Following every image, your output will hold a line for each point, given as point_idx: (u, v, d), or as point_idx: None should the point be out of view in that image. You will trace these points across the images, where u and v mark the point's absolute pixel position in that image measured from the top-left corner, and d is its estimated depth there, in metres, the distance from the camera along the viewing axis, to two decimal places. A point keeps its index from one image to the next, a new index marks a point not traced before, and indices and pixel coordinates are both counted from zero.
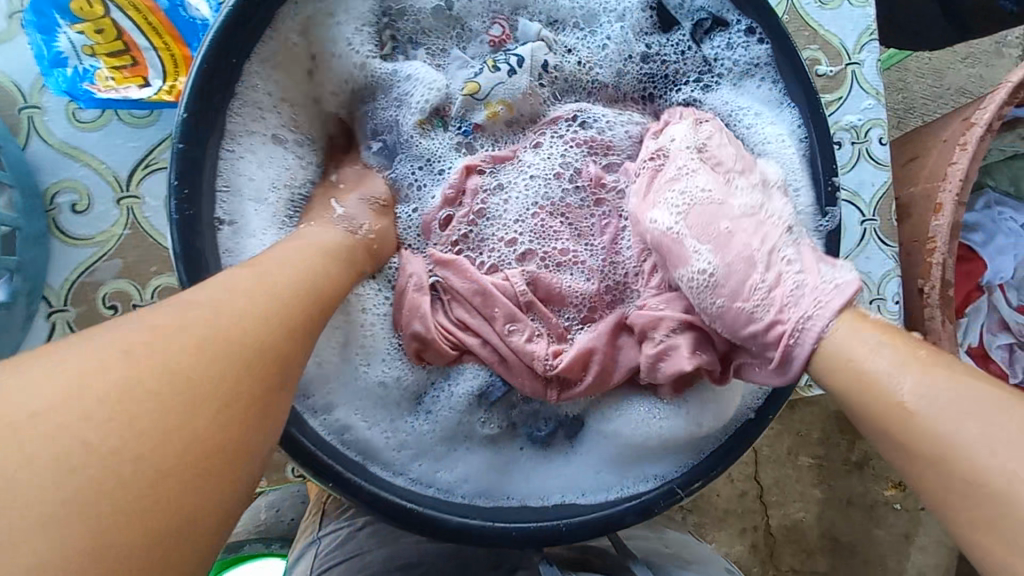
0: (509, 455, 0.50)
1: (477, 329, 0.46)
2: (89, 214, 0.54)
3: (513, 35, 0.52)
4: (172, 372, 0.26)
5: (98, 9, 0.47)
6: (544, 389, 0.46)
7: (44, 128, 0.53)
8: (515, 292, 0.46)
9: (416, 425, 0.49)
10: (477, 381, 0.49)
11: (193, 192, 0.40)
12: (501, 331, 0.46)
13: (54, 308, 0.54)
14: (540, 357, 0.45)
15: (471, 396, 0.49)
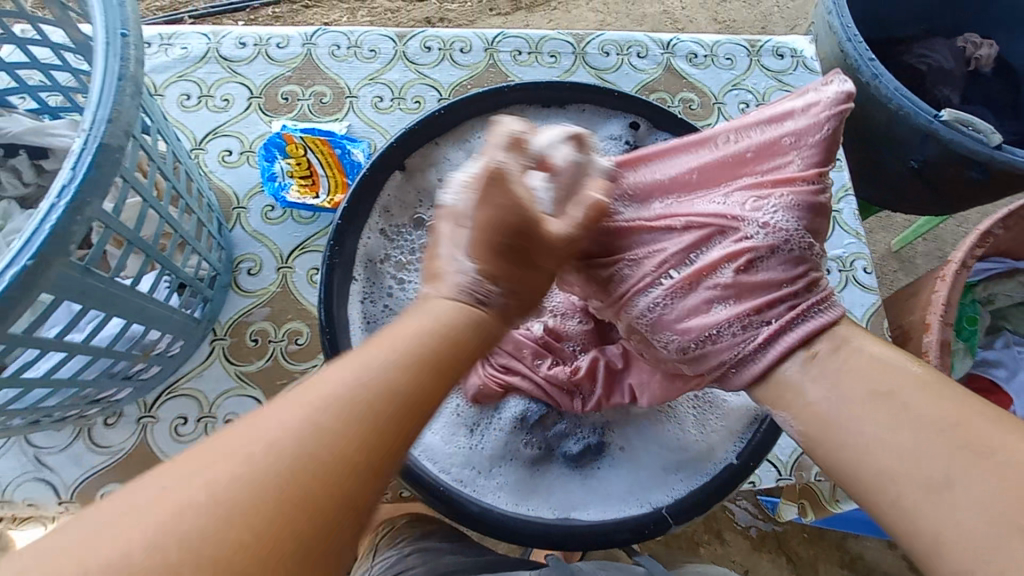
0: (540, 471, 0.61)
1: (514, 367, 0.62)
2: (257, 276, 0.79)
3: None
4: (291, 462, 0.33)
5: (299, 151, 0.77)
6: (572, 402, 0.62)
7: (245, 219, 0.81)
8: (534, 337, 0.63)
9: (468, 445, 0.61)
10: (518, 408, 0.63)
11: (342, 254, 0.64)
12: (532, 365, 0.62)
13: (217, 336, 0.76)
14: (561, 377, 0.61)
15: (514, 421, 0.63)
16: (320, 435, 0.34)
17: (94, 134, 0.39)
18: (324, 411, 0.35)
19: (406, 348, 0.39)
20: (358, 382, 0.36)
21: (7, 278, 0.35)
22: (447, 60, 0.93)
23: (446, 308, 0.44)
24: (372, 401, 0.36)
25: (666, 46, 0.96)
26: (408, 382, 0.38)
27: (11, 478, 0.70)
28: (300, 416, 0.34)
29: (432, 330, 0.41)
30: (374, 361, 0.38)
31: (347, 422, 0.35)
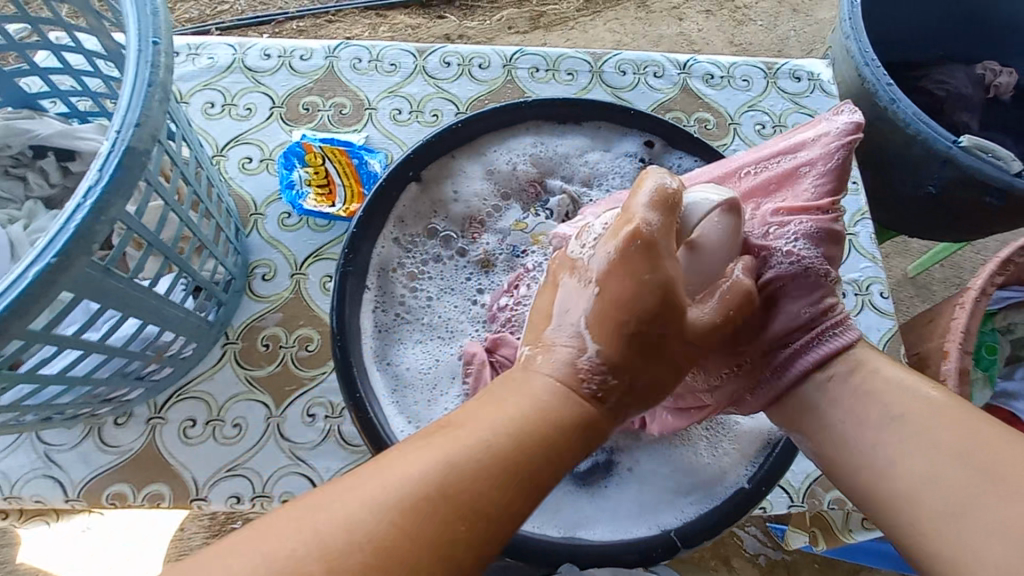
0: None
1: None
2: (271, 282, 0.80)
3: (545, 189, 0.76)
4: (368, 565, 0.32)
5: (318, 160, 0.81)
6: None
7: (262, 226, 0.82)
8: None
9: None
10: None
11: (355, 262, 0.64)
12: None
13: (229, 340, 0.76)
14: None
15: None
16: (401, 536, 0.33)
17: (123, 137, 0.40)
18: (399, 515, 0.34)
19: (496, 446, 0.38)
20: (447, 478, 0.36)
21: (31, 274, 0.36)
22: (465, 75, 0.95)
23: (545, 386, 0.42)
24: (457, 487, 0.36)
25: (683, 67, 0.97)
26: (498, 491, 0.37)
27: (21, 474, 0.70)
28: (384, 514, 0.34)
29: (526, 414, 0.40)
30: (467, 451, 0.37)
31: (448, 515, 0.35)
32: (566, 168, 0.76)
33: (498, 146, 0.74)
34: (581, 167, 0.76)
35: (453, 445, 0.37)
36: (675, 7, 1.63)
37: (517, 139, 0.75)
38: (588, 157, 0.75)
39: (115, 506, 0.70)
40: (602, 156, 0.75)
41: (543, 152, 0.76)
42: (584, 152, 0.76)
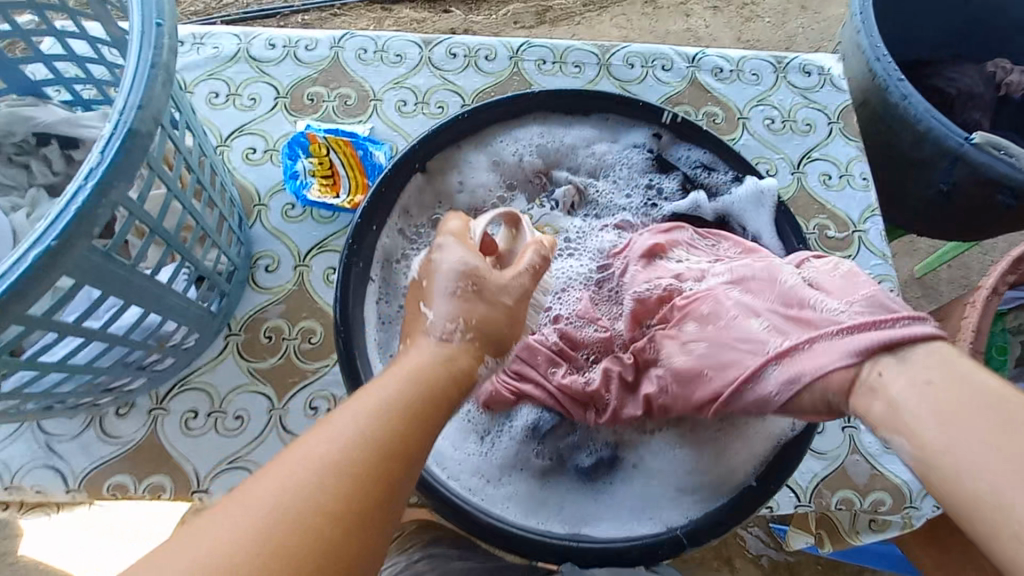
0: (551, 483, 0.60)
1: (527, 374, 0.61)
2: (274, 273, 0.79)
3: (551, 181, 0.76)
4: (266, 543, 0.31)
5: (322, 151, 0.80)
6: (585, 414, 0.61)
7: (265, 216, 0.82)
8: (549, 344, 0.62)
9: (479, 453, 0.60)
10: (530, 417, 0.62)
11: (360, 253, 0.64)
12: (546, 373, 0.61)
13: (231, 331, 0.76)
14: (576, 385, 0.60)
15: (526, 430, 0.62)
16: (303, 514, 0.33)
17: (125, 119, 0.39)
18: (299, 497, 0.33)
19: (360, 425, 0.38)
20: (342, 455, 0.36)
21: (31, 257, 0.36)
22: (472, 67, 0.94)
23: (439, 358, 0.44)
24: (373, 446, 0.37)
25: (692, 60, 0.96)
26: (394, 456, 0.37)
27: (22, 463, 0.70)
28: (279, 492, 0.33)
29: (410, 380, 0.42)
30: (347, 428, 0.37)
31: (344, 490, 0.34)
32: (573, 160, 0.76)
33: (505, 137, 0.73)
34: (588, 159, 0.75)
35: (337, 423, 0.37)
36: (682, 3, 1.61)
37: (524, 129, 0.74)
38: (595, 148, 0.75)
39: (116, 497, 0.69)
40: (610, 147, 0.75)
41: (550, 143, 0.75)
42: (591, 143, 0.75)
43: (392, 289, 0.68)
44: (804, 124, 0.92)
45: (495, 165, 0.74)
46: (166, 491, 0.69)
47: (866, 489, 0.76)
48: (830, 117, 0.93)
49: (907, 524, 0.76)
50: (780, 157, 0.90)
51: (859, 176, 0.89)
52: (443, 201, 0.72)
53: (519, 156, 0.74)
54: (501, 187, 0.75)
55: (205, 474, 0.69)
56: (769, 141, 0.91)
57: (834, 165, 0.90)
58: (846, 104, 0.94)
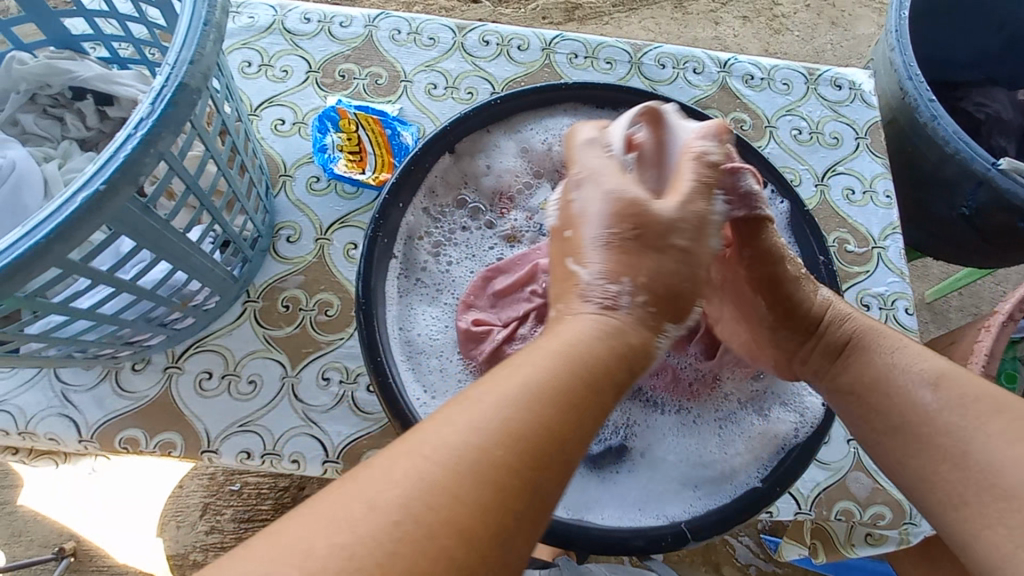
0: None
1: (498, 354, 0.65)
2: (295, 244, 0.80)
3: None
4: (433, 505, 0.32)
5: (351, 127, 0.82)
6: None
7: (290, 187, 0.82)
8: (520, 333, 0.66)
9: None
10: None
11: (385, 228, 0.64)
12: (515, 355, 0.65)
13: (250, 298, 0.77)
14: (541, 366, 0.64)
15: None
16: (464, 476, 0.34)
17: (176, 74, 0.40)
18: (452, 469, 0.34)
19: (526, 393, 0.38)
20: (503, 421, 0.36)
21: (77, 201, 0.36)
22: (504, 55, 0.94)
23: (588, 326, 0.44)
24: (500, 443, 0.35)
25: (724, 65, 0.96)
26: (550, 418, 0.37)
27: (36, 411, 0.71)
28: (442, 451, 0.34)
29: (569, 352, 0.41)
30: (506, 399, 0.37)
31: (506, 452, 0.35)
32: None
33: (534, 125, 0.74)
34: None
35: (486, 390, 0.38)
36: (712, 11, 1.61)
37: (555, 120, 0.75)
38: None
39: (127, 451, 0.70)
40: None
41: None
42: None
43: (414, 265, 0.69)
44: (831, 136, 0.92)
45: (523, 153, 0.75)
46: (176, 448, 0.70)
47: (867, 501, 0.76)
48: (857, 133, 0.93)
49: (904, 540, 0.76)
50: (806, 168, 0.90)
51: (882, 194, 0.89)
52: (468, 184, 0.72)
53: (548, 145, 0.75)
54: (528, 173, 0.76)
55: (217, 434, 0.71)
56: (796, 152, 0.91)
57: (858, 179, 0.90)
58: (875, 120, 0.94)
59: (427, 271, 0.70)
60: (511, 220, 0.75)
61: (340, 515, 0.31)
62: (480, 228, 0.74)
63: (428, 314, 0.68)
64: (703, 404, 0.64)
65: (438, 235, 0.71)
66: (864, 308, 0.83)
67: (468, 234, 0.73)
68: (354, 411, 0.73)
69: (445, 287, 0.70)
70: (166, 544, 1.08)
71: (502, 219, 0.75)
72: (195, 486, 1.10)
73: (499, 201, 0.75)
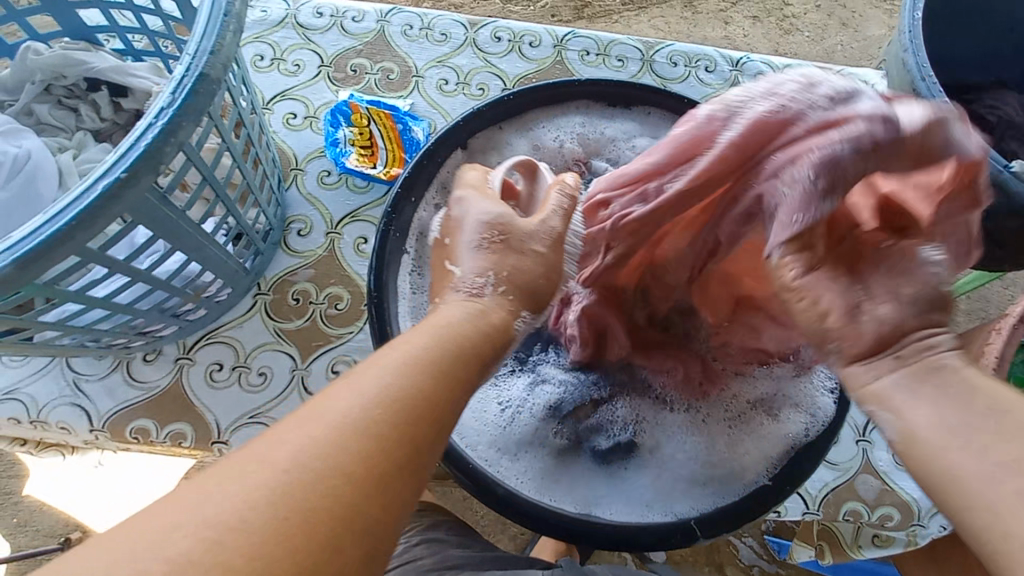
0: (565, 462, 0.60)
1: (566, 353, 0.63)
2: (306, 237, 0.80)
3: (589, 168, 0.75)
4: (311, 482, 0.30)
5: (363, 121, 0.81)
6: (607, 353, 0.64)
7: (301, 181, 0.83)
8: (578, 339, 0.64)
9: (499, 424, 0.60)
10: (553, 397, 0.63)
11: (397, 223, 0.65)
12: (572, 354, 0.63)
13: (260, 291, 0.77)
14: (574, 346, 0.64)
15: (547, 408, 0.62)
16: (337, 451, 0.32)
17: (196, 64, 0.40)
18: (315, 447, 0.31)
19: (381, 379, 0.36)
20: (380, 395, 0.35)
21: (99, 188, 0.37)
22: (515, 52, 0.94)
23: (457, 310, 0.45)
24: (392, 408, 0.35)
25: (735, 64, 0.96)
26: (400, 411, 0.35)
27: (48, 400, 0.72)
28: (337, 422, 0.33)
29: (437, 336, 0.41)
30: (383, 379, 0.36)
31: (382, 433, 0.33)
32: (612, 152, 0.75)
33: (546, 121, 0.74)
34: (626, 151, 0.75)
35: (363, 371, 0.36)
36: (722, 10, 1.61)
37: (567, 117, 0.75)
38: (636, 141, 0.75)
39: (138, 441, 0.71)
40: (650, 142, 0.75)
41: (591, 133, 0.75)
42: (632, 135, 0.75)
43: (429, 263, 0.68)
44: None
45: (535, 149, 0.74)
46: (187, 439, 0.71)
47: (875, 502, 0.76)
48: None
49: (911, 541, 0.75)
50: None
51: None
52: None
53: (560, 142, 0.75)
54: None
55: (226, 426, 0.71)
56: None
57: None
58: None
59: None
60: None
61: (219, 484, 0.29)
62: None
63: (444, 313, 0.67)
64: (712, 403, 0.63)
65: None
66: None
67: None
68: None
69: None
70: None
71: None
72: None
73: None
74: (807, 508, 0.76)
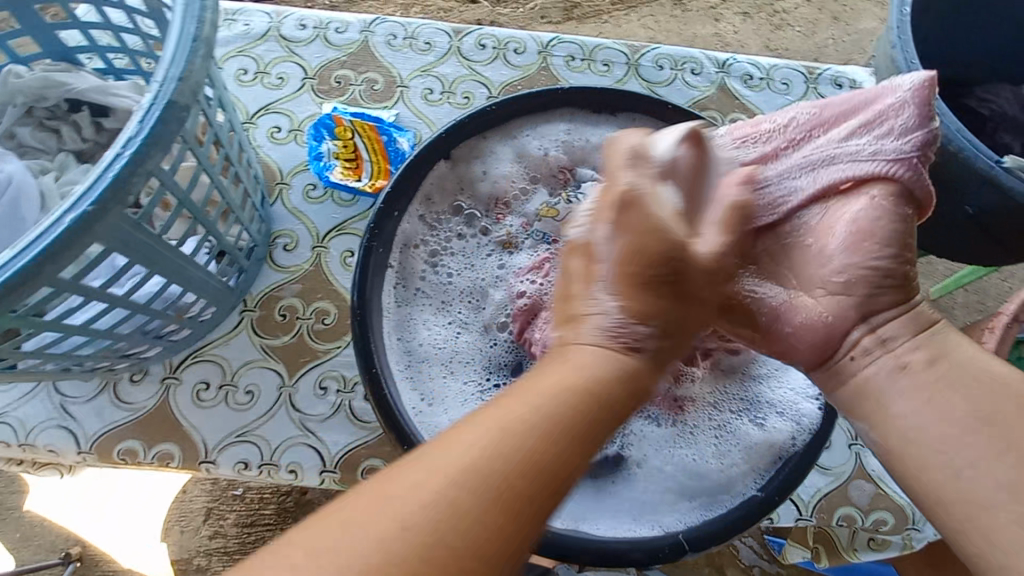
0: None
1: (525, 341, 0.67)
2: (292, 252, 0.80)
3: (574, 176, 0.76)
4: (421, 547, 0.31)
5: (347, 134, 0.81)
6: None
7: (286, 196, 0.82)
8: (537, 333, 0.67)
9: None
10: None
11: (380, 237, 0.64)
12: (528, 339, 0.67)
13: (247, 308, 0.76)
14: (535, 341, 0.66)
15: None
16: (447, 520, 0.32)
17: (165, 91, 0.39)
18: (426, 512, 0.32)
19: (506, 442, 0.35)
20: (491, 459, 0.34)
21: (66, 222, 0.36)
22: (500, 59, 0.93)
23: (590, 355, 0.42)
24: (514, 459, 0.34)
25: (722, 65, 0.95)
26: (519, 479, 0.34)
27: (35, 423, 0.71)
28: (441, 481, 0.33)
29: (573, 384, 0.39)
30: (511, 437, 0.35)
31: (493, 503, 0.33)
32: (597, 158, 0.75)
33: (532, 131, 0.74)
34: None
35: (484, 426, 0.36)
36: (711, 7, 1.60)
37: (551, 126, 0.74)
38: None
39: (126, 463, 0.71)
40: None
41: (576, 141, 0.75)
42: None
43: (416, 278, 0.69)
44: None
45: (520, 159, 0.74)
46: (175, 459, 0.70)
47: (869, 507, 0.76)
48: None
49: (906, 544, 0.75)
50: None
51: None
52: (464, 189, 0.72)
53: (545, 151, 0.74)
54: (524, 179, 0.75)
55: (214, 445, 0.71)
56: None
57: None
58: None
59: (426, 285, 0.69)
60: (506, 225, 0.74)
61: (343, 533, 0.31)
62: (475, 232, 0.73)
63: (426, 327, 0.67)
64: (696, 414, 0.63)
65: (437, 245, 0.71)
66: None
67: (465, 242, 0.72)
68: (352, 420, 0.73)
69: (446, 296, 0.70)
70: (171, 549, 1.08)
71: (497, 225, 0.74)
72: (198, 492, 1.10)
73: (495, 206, 0.75)
74: (799, 511, 0.76)
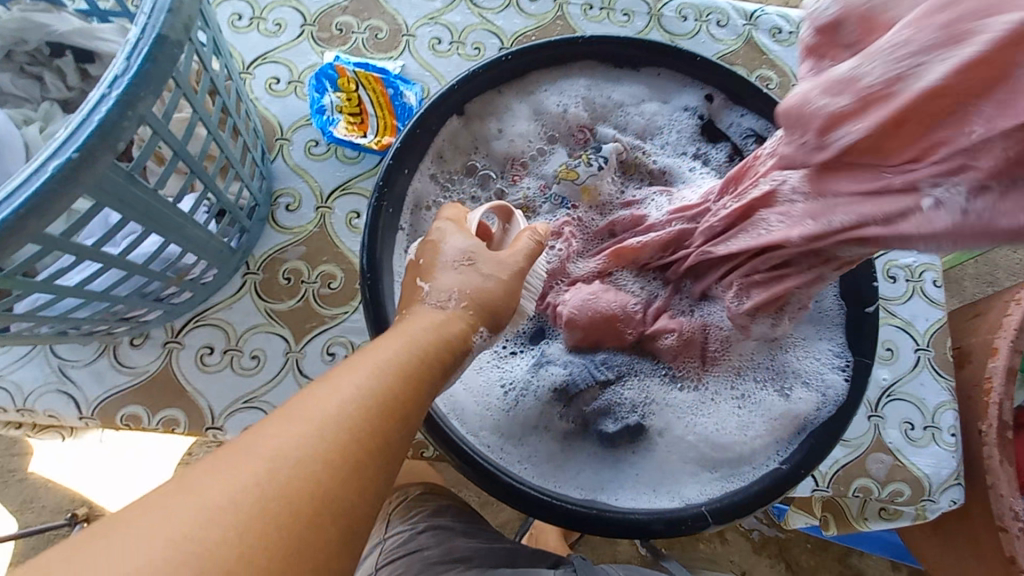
0: (570, 447, 0.58)
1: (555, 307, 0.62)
2: (295, 212, 0.76)
3: (593, 136, 0.70)
4: (289, 483, 0.30)
5: (350, 86, 0.75)
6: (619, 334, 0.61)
7: (287, 152, 0.78)
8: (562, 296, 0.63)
9: (501, 409, 0.58)
10: (560, 378, 0.60)
11: (390, 197, 0.60)
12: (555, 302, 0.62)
13: (249, 270, 0.73)
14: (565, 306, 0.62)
15: (553, 390, 0.60)
16: (321, 459, 0.32)
17: (153, 24, 0.35)
18: (303, 452, 0.32)
19: (368, 385, 0.36)
20: (362, 401, 0.35)
21: (50, 170, 0.33)
22: (513, 7, 0.87)
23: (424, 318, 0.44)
24: (376, 399, 0.36)
25: (749, 17, 0.89)
26: (367, 419, 0.35)
27: (33, 387, 0.69)
28: (310, 421, 0.33)
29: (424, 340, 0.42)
30: (363, 381, 0.37)
31: (363, 440, 0.34)
32: (619, 116, 0.70)
33: (551, 84, 0.69)
34: (634, 117, 0.70)
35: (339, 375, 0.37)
36: None
37: (571, 80, 0.69)
38: (644, 105, 0.70)
39: (130, 428, 0.69)
40: (659, 106, 0.70)
41: (595, 95, 0.70)
42: (641, 100, 0.70)
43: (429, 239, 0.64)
44: None
45: (537, 114, 0.69)
46: (179, 425, 0.69)
47: (886, 479, 0.75)
48: None
49: (920, 514, 0.75)
50: None
51: None
52: (477, 145, 0.68)
53: (563, 107, 0.69)
54: (540, 138, 0.70)
55: (220, 412, 0.69)
56: None
57: None
58: None
59: None
60: (521, 187, 0.69)
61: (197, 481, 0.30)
62: (489, 193, 0.69)
63: None
64: (721, 384, 0.61)
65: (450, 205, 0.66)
66: (891, 281, 0.81)
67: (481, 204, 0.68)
68: None
69: None
70: None
71: (513, 187, 0.69)
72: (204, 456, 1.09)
73: (511, 167, 0.70)
74: (815, 482, 0.75)
